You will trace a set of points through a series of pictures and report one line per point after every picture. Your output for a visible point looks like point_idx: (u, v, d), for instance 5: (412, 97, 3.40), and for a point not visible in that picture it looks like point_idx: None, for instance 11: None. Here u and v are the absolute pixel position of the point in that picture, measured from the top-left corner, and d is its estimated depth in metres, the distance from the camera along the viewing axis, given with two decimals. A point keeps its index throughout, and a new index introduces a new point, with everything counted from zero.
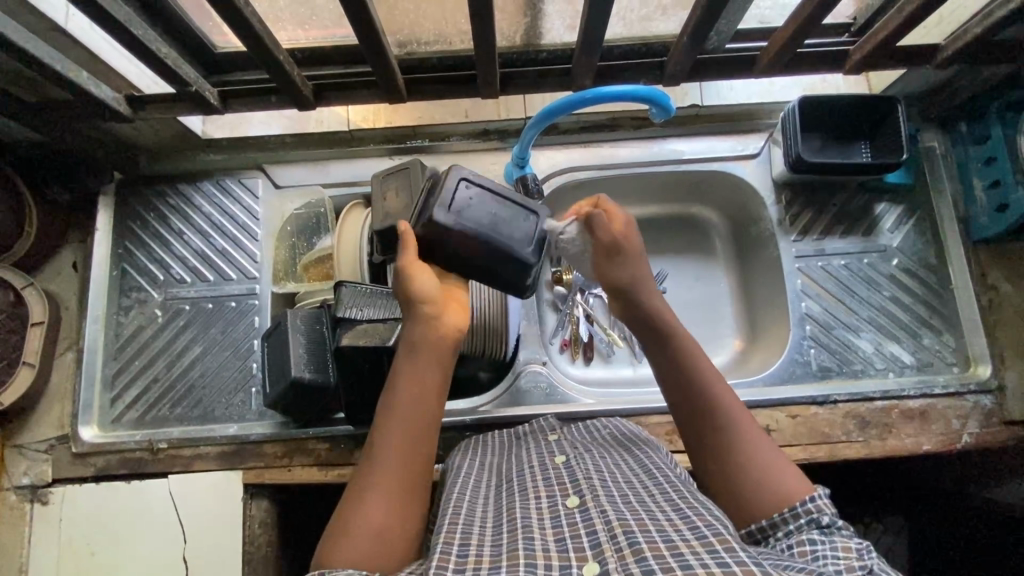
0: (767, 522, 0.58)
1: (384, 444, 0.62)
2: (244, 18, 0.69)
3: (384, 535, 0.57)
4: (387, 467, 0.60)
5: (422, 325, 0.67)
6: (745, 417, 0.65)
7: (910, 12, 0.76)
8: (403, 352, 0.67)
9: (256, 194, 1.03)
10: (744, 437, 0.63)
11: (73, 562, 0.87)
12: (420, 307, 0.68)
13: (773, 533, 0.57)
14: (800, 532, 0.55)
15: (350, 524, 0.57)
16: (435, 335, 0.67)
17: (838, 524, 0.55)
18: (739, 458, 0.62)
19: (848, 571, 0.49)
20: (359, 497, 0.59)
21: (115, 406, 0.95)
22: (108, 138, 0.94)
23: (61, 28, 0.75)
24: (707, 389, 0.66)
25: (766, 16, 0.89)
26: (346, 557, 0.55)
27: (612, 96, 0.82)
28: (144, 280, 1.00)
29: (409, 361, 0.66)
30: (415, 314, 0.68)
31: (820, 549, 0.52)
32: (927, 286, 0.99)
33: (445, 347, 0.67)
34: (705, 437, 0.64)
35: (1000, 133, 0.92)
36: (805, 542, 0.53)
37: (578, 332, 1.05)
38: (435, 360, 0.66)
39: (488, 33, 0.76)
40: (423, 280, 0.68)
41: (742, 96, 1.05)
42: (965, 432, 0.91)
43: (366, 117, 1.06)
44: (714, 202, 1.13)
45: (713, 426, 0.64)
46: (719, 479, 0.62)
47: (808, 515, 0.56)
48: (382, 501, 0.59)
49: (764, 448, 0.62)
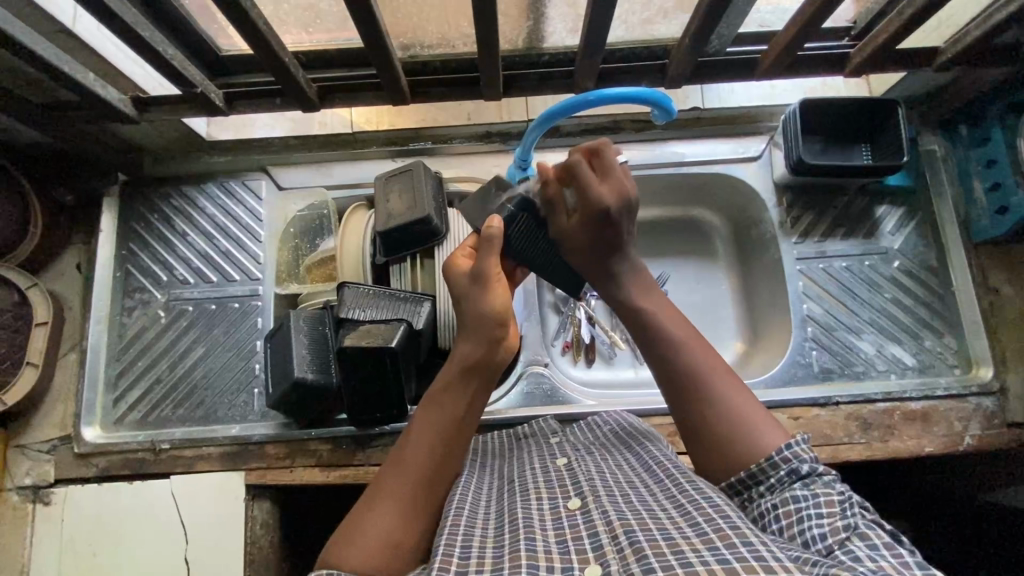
0: (748, 473, 0.58)
1: (413, 459, 0.61)
2: (251, 22, 0.70)
3: (399, 542, 0.56)
4: (408, 477, 0.60)
5: (479, 347, 0.67)
6: (715, 360, 0.65)
7: (909, 15, 0.77)
8: (454, 371, 0.66)
9: (259, 196, 1.04)
10: (720, 383, 0.63)
11: (74, 564, 0.87)
12: (492, 332, 0.67)
13: (754, 488, 0.58)
14: (782, 486, 0.56)
15: (363, 529, 0.56)
16: (491, 360, 0.67)
17: (818, 471, 0.57)
18: (741, 433, 0.60)
19: (832, 534, 0.51)
20: (378, 502, 0.59)
21: (118, 407, 0.95)
22: (114, 139, 0.95)
23: (69, 30, 0.76)
24: (680, 343, 0.65)
25: (766, 20, 0.90)
26: (357, 560, 0.54)
27: (614, 99, 0.82)
28: (148, 281, 1.00)
29: (462, 381, 0.66)
30: (484, 335, 0.67)
31: (803, 508, 0.53)
32: (928, 288, 1.00)
33: (494, 372, 0.68)
34: (682, 396, 0.63)
35: (999, 136, 0.93)
36: (790, 502, 0.54)
37: (579, 334, 1.04)
38: (482, 385, 0.67)
39: (493, 36, 0.77)
40: (501, 296, 0.69)
41: (742, 99, 1.07)
42: (967, 434, 0.91)
43: (369, 119, 1.08)
44: (716, 204, 1.13)
45: (692, 380, 0.63)
46: (697, 429, 0.62)
47: (787, 465, 0.57)
48: (401, 510, 0.58)
49: (757, 415, 0.61)
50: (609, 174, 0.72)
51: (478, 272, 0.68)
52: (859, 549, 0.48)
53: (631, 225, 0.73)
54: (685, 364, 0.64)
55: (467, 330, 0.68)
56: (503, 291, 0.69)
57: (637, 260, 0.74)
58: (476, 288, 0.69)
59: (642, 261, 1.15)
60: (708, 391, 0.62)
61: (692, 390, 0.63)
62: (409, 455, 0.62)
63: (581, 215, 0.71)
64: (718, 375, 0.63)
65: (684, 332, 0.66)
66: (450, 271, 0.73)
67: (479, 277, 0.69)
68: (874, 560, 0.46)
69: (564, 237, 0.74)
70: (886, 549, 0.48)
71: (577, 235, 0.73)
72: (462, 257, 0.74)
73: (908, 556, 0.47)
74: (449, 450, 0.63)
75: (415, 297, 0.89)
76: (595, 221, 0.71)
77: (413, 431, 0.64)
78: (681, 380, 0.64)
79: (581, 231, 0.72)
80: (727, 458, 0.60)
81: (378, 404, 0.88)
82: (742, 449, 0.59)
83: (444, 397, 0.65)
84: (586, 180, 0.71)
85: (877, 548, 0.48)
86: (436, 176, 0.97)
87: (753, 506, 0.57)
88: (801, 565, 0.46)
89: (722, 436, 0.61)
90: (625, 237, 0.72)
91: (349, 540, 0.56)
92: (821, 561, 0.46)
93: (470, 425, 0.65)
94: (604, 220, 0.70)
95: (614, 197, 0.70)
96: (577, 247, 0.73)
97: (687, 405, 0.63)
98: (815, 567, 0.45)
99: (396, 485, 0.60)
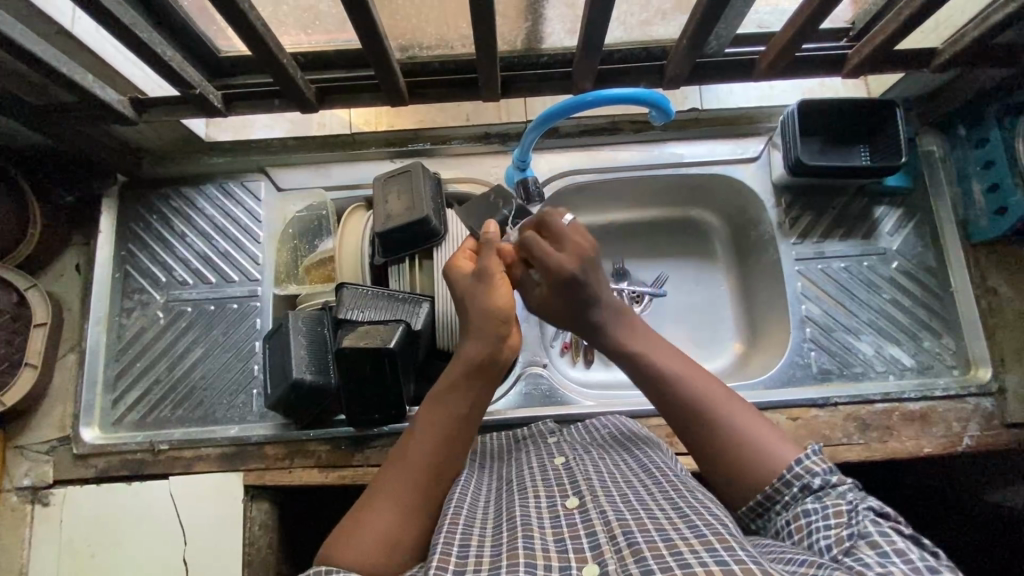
0: (763, 495, 0.58)
1: (415, 458, 0.61)
2: (249, 23, 0.70)
3: (400, 540, 0.56)
4: (410, 475, 0.60)
5: (484, 346, 0.67)
6: (710, 382, 0.65)
7: (907, 16, 0.77)
8: (456, 371, 0.67)
9: (258, 197, 1.04)
10: (721, 407, 0.63)
11: (72, 564, 0.87)
12: (496, 329, 0.67)
13: (772, 507, 0.58)
14: (796, 502, 0.56)
15: (364, 527, 0.56)
16: (495, 359, 0.67)
17: (833, 482, 0.56)
18: (746, 452, 0.60)
19: (838, 543, 0.50)
20: (379, 500, 0.59)
21: (117, 407, 0.95)
22: (114, 140, 0.95)
23: (68, 32, 0.76)
24: (672, 373, 0.66)
25: (764, 21, 0.90)
26: (356, 559, 0.53)
27: (612, 100, 0.82)
28: (146, 281, 1.00)
29: (465, 382, 0.66)
30: (489, 334, 0.67)
31: (813, 521, 0.54)
32: (927, 290, 1.00)
33: (497, 373, 0.68)
34: (685, 425, 0.64)
35: (997, 137, 0.93)
36: (800, 516, 0.55)
37: (578, 336, 1.05)
38: (485, 386, 0.67)
39: (491, 37, 0.77)
40: (503, 295, 0.69)
41: (741, 100, 1.07)
42: (965, 435, 0.91)
43: (367, 120, 1.09)
44: (714, 205, 1.13)
45: (694, 408, 0.63)
46: (705, 458, 0.62)
47: (799, 481, 0.57)
48: (403, 508, 0.58)
49: (758, 428, 0.62)
50: (561, 239, 0.73)
51: (481, 270, 0.70)
52: (868, 556, 0.48)
53: (600, 276, 0.72)
54: (682, 393, 0.65)
55: (473, 327, 0.68)
56: (506, 292, 0.70)
57: (618, 304, 0.73)
58: (478, 283, 0.70)
59: (641, 262, 1.15)
60: (708, 416, 0.63)
61: (695, 417, 0.63)
62: (411, 454, 0.62)
63: (548, 287, 0.72)
64: (715, 398, 0.64)
65: (681, 363, 0.67)
66: (452, 272, 0.74)
67: (480, 275, 0.71)
68: (882, 566, 0.46)
69: (540, 306, 0.76)
70: (897, 556, 0.47)
71: (552, 305, 0.74)
72: (463, 258, 0.75)
73: (918, 561, 0.46)
74: (452, 451, 0.63)
75: (413, 298, 0.90)
76: (561, 288, 0.71)
77: (416, 431, 0.64)
78: (680, 411, 0.64)
79: (553, 299, 0.73)
80: (740, 481, 0.60)
81: (378, 405, 0.88)
82: (752, 468, 0.59)
83: (448, 397, 0.65)
84: (540, 252, 0.72)
85: (886, 556, 0.47)
86: (435, 177, 0.97)
87: (772, 524, 0.58)
88: (806, 569, 0.46)
89: (728, 461, 0.61)
90: (600, 291, 0.71)
91: (350, 537, 0.55)
92: (826, 564, 0.46)
93: (473, 426, 0.66)
94: (570, 290, 0.71)
95: (573, 260, 0.70)
96: (558, 313, 0.74)
97: (693, 434, 0.63)
98: (819, 569, 0.45)
99: (397, 484, 0.60)
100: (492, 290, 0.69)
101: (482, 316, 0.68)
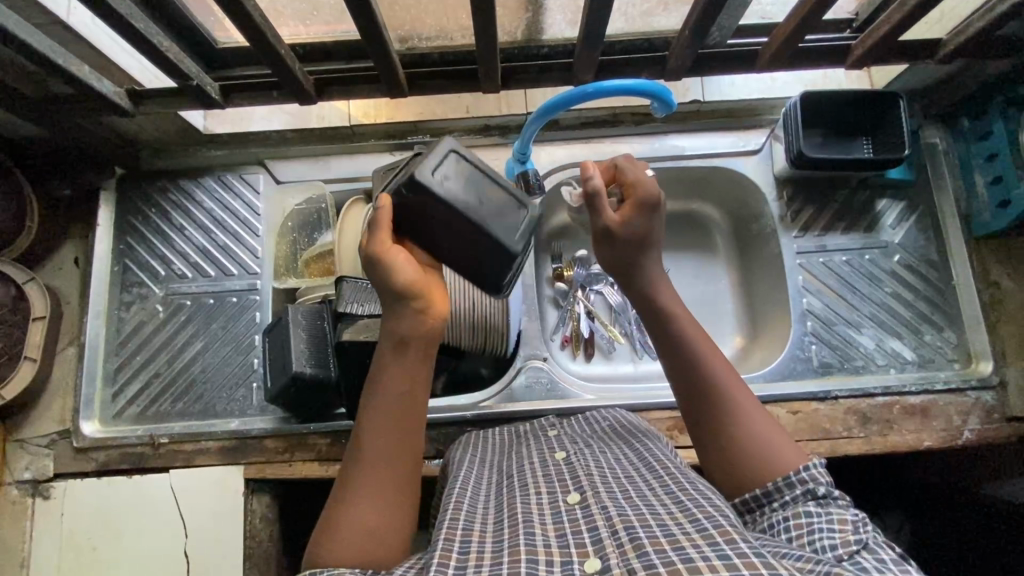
0: (761, 491, 0.58)
1: (372, 445, 0.60)
2: (247, 13, 0.69)
3: (381, 530, 0.56)
4: (372, 464, 0.59)
5: (406, 320, 0.62)
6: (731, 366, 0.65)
7: (911, 6, 0.76)
8: (385, 350, 0.62)
9: (256, 190, 1.04)
10: (732, 385, 0.64)
11: (73, 558, 0.87)
12: (405, 302, 0.61)
13: (767, 504, 0.58)
14: (796, 503, 0.56)
15: (340, 525, 0.56)
16: (424, 329, 0.62)
17: (834, 494, 0.56)
18: (761, 446, 0.61)
19: (843, 546, 0.50)
20: (350, 492, 0.58)
21: (117, 402, 0.95)
22: (111, 132, 0.94)
23: (63, 22, 0.76)
24: (699, 344, 0.65)
25: (768, 12, 0.89)
26: (342, 557, 0.54)
27: (614, 91, 0.81)
28: (145, 275, 1.00)
29: (394, 356, 0.62)
30: (401, 308, 0.62)
31: (816, 523, 0.53)
32: (929, 283, 0.99)
33: (433, 340, 0.63)
34: (698, 400, 0.64)
35: (1000, 129, 0.93)
36: (801, 515, 0.54)
37: (578, 329, 1.05)
38: (423, 355, 0.63)
39: (490, 27, 0.76)
40: (406, 270, 0.61)
41: (743, 92, 1.05)
42: (966, 428, 0.91)
43: (367, 112, 1.05)
44: (716, 198, 1.13)
45: (698, 381, 0.64)
46: (717, 435, 0.62)
47: (803, 485, 0.57)
48: (375, 498, 0.58)
49: (766, 422, 0.62)
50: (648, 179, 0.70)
51: (370, 254, 0.61)
52: (866, 562, 0.48)
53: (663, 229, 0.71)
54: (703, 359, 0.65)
55: (385, 306, 0.63)
56: (406, 269, 0.61)
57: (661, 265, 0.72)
58: (372, 271, 0.62)
59: None
60: (721, 396, 0.63)
61: (709, 393, 0.63)
62: (368, 441, 0.60)
63: (631, 209, 0.68)
64: (733, 380, 0.64)
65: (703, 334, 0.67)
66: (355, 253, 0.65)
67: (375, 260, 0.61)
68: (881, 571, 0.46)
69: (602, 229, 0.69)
70: (894, 564, 0.48)
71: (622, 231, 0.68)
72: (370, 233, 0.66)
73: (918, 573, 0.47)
74: (407, 433, 0.61)
75: None
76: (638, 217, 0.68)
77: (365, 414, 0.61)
78: (700, 386, 0.64)
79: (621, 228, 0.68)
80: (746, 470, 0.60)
81: None
82: (755, 463, 0.60)
83: (383, 379, 0.62)
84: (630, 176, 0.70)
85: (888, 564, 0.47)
86: None
87: (763, 520, 0.57)
88: (804, 564, 0.46)
89: (737, 450, 0.61)
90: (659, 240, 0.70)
91: (328, 538, 0.56)
92: (823, 560, 0.46)
93: (420, 391, 0.63)
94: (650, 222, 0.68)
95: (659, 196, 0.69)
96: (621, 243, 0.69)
97: (703, 412, 0.63)
98: (819, 565, 0.45)
99: (362, 477, 0.59)
100: (389, 274, 0.61)
101: (385, 294, 0.62)
